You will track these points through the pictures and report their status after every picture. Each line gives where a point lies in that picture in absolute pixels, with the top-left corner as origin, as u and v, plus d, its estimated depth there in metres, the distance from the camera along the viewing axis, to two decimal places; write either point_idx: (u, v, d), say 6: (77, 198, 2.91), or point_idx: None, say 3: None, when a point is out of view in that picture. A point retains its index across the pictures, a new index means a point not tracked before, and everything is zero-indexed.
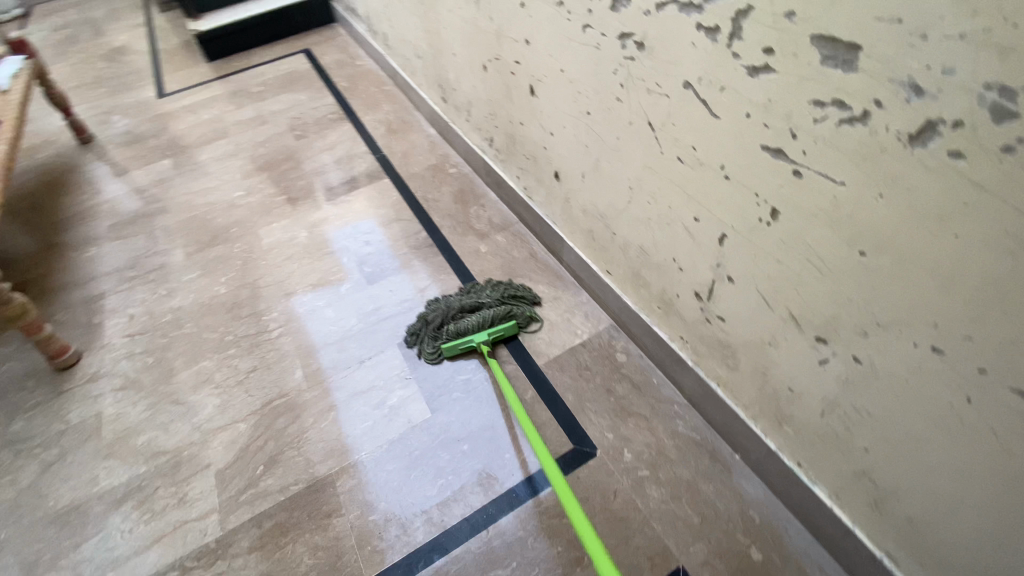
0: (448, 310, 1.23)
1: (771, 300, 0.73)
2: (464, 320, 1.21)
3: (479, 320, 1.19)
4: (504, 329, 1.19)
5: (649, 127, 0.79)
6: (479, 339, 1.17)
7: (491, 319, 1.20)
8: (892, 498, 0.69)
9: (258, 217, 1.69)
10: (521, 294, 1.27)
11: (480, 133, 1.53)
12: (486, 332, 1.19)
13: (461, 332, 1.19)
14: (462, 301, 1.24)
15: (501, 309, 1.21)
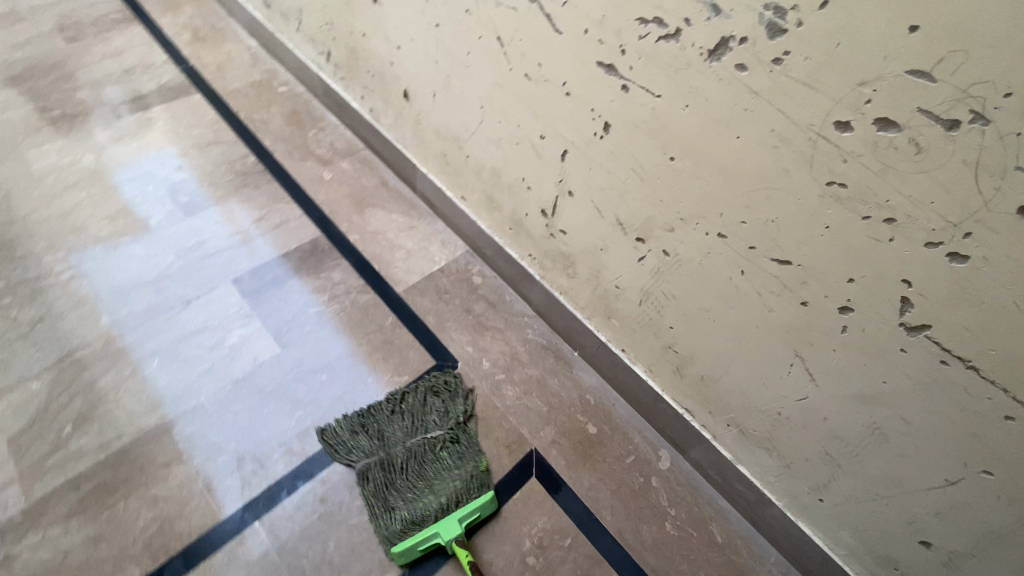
0: (396, 471, 0.91)
1: (602, 209, 0.83)
2: (425, 502, 0.88)
3: (444, 498, 0.88)
4: (480, 508, 0.88)
5: (497, 42, 0.82)
6: (451, 535, 0.84)
7: (460, 496, 0.89)
8: (690, 363, 0.88)
9: (20, 137, 1.33)
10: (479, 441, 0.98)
11: (314, 45, 1.39)
12: (457, 519, 0.86)
13: (421, 517, 0.86)
14: (414, 458, 0.93)
15: (471, 481, 0.91)
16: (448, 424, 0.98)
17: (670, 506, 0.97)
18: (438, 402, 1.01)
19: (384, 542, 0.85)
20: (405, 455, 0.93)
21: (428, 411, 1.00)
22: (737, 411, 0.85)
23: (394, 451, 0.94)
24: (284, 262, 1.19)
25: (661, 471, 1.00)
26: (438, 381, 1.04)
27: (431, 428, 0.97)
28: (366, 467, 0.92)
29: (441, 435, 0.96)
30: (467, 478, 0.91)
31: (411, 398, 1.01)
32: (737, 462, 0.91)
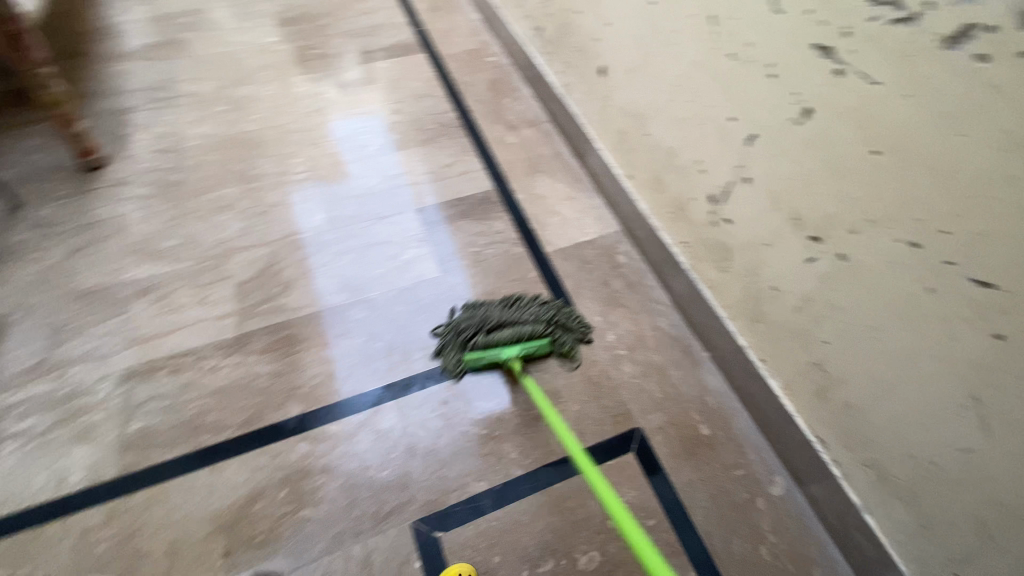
0: (483, 319, 1.07)
1: (779, 201, 0.80)
2: (498, 333, 1.05)
3: (513, 330, 1.05)
4: (537, 345, 1.05)
5: (710, 21, 0.83)
6: (509, 353, 1.03)
7: (526, 334, 1.05)
8: (836, 386, 0.81)
9: (291, 67, 1.68)
10: (573, 322, 1.10)
11: (529, 21, 1.52)
12: (517, 347, 1.04)
13: (490, 343, 1.04)
14: (502, 317, 1.07)
15: (539, 328, 1.06)
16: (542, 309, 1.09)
17: (770, 531, 0.91)
18: (542, 302, 1.11)
19: (458, 351, 1.05)
20: (497, 313, 1.08)
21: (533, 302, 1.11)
22: (879, 449, 0.77)
23: (489, 310, 1.09)
24: (457, 203, 1.35)
25: (769, 494, 0.94)
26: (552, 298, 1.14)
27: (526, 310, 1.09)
28: (463, 310, 1.10)
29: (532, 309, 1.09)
30: (538, 325, 1.06)
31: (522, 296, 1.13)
32: (863, 509, 0.82)
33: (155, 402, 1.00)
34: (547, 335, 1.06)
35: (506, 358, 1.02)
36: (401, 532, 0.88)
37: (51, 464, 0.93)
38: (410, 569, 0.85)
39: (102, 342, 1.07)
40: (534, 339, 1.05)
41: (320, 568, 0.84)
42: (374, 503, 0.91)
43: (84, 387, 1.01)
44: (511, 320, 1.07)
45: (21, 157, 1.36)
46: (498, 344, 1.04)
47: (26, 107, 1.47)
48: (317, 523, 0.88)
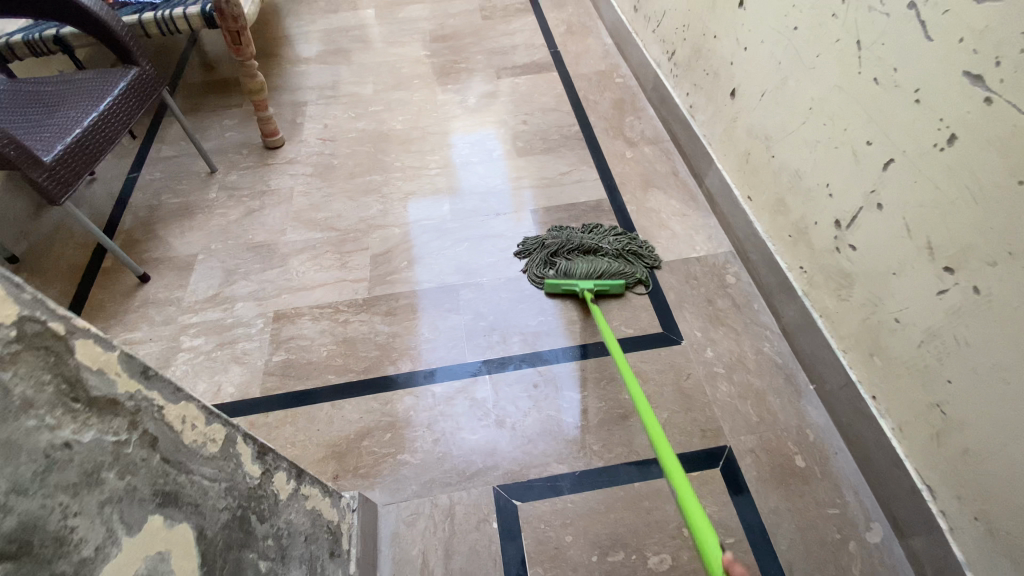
0: (567, 241, 1.28)
1: (913, 228, 0.78)
2: (577, 267, 1.22)
3: (589, 268, 1.21)
4: (611, 284, 1.19)
5: (855, 45, 0.84)
6: (584, 286, 1.18)
7: (601, 271, 1.21)
8: (958, 431, 0.75)
9: (437, 76, 1.88)
10: (644, 252, 1.27)
11: (662, 45, 1.58)
12: (593, 281, 1.20)
13: (569, 274, 1.22)
14: (583, 242, 1.27)
15: (613, 266, 1.22)
16: (618, 244, 1.28)
17: None
18: (618, 237, 1.30)
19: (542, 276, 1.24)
20: (579, 240, 1.28)
21: (610, 236, 1.30)
22: (994, 503, 0.71)
23: (573, 236, 1.29)
24: (571, 208, 1.42)
25: (867, 543, 0.87)
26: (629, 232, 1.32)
27: (604, 243, 1.27)
28: (551, 232, 1.33)
29: (609, 244, 1.27)
30: (612, 264, 1.23)
31: (601, 228, 1.32)
32: (968, 569, 0.76)
33: (297, 342, 1.18)
34: (621, 275, 1.21)
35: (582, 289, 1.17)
36: (483, 493, 0.95)
37: (212, 377, 1.13)
38: (487, 528, 0.92)
39: (262, 287, 1.28)
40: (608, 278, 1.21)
41: (408, 508, 0.94)
42: (462, 462, 0.99)
43: (244, 320, 1.22)
44: (590, 247, 1.27)
45: (222, 134, 1.67)
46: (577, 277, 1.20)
47: (229, 95, 1.80)
48: (411, 469, 0.99)
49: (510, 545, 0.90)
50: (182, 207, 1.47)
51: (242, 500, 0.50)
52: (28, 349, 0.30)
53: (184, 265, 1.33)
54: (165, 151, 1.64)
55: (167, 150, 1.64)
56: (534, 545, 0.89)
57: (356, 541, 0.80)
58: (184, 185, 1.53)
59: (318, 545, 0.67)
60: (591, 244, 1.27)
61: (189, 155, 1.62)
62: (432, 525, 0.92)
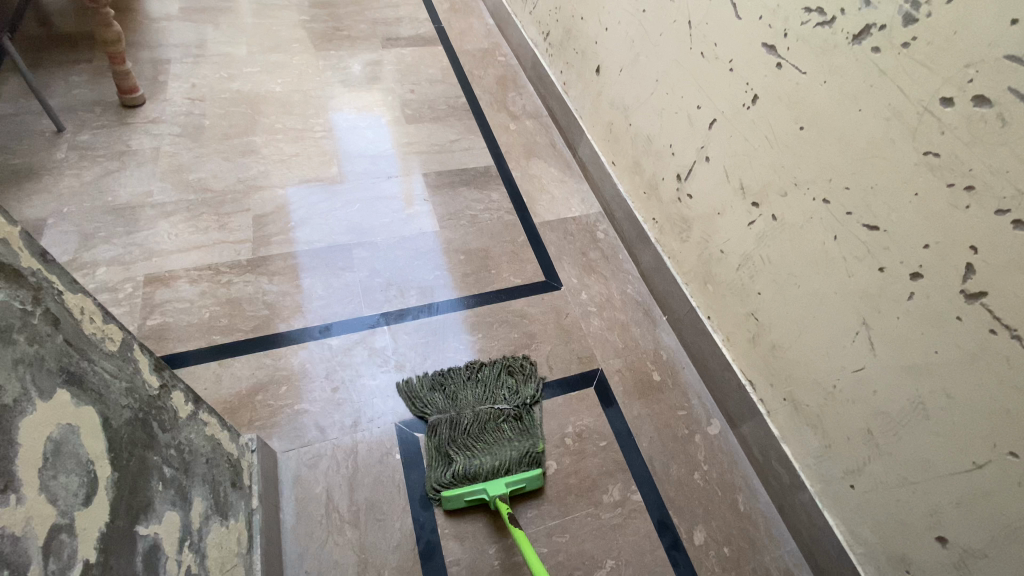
0: (457, 420, 1.00)
1: (730, 174, 0.97)
2: (479, 463, 0.95)
3: (494, 463, 0.94)
4: (526, 479, 0.94)
5: (688, 25, 1.02)
6: (495, 493, 0.90)
7: (512, 465, 0.95)
8: (766, 332, 0.97)
9: (318, 43, 1.84)
10: (528, 382, 1.08)
11: (538, 26, 1.71)
12: (503, 481, 0.92)
13: (472, 479, 0.93)
14: (477, 417, 1.01)
15: (526, 456, 0.96)
16: (515, 402, 1.04)
17: (704, 461, 1.04)
18: (510, 380, 1.08)
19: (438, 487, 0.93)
20: (472, 415, 1.01)
21: (501, 386, 1.07)
22: (796, 383, 0.92)
23: (463, 408, 1.03)
24: (460, 173, 1.50)
25: (707, 434, 1.08)
26: (520, 368, 1.10)
27: (500, 402, 1.04)
28: (432, 376, 1.07)
29: (507, 411, 1.02)
30: (525, 454, 0.96)
31: (489, 370, 1.09)
32: (782, 441, 0.97)
33: (174, 305, 1.12)
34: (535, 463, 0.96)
35: (493, 498, 0.89)
36: (385, 430, 1.01)
37: None
38: (390, 461, 0.97)
39: (129, 251, 1.18)
40: (521, 470, 0.95)
41: (309, 452, 0.96)
42: (363, 405, 1.03)
43: (111, 286, 1.12)
44: (485, 422, 1.00)
45: (66, 89, 1.49)
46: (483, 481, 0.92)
47: (73, 48, 1.60)
48: (311, 416, 1.01)
49: (414, 472, 0.96)
50: (20, 168, 1.30)
51: (144, 406, 0.51)
52: None
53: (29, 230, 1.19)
54: None
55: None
56: None
57: (258, 478, 0.81)
58: (21, 144, 1.35)
59: (219, 472, 0.68)
60: (486, 422, 1.00)
61: (25, 111, 1.42)
62: (336, 463, 0.96)
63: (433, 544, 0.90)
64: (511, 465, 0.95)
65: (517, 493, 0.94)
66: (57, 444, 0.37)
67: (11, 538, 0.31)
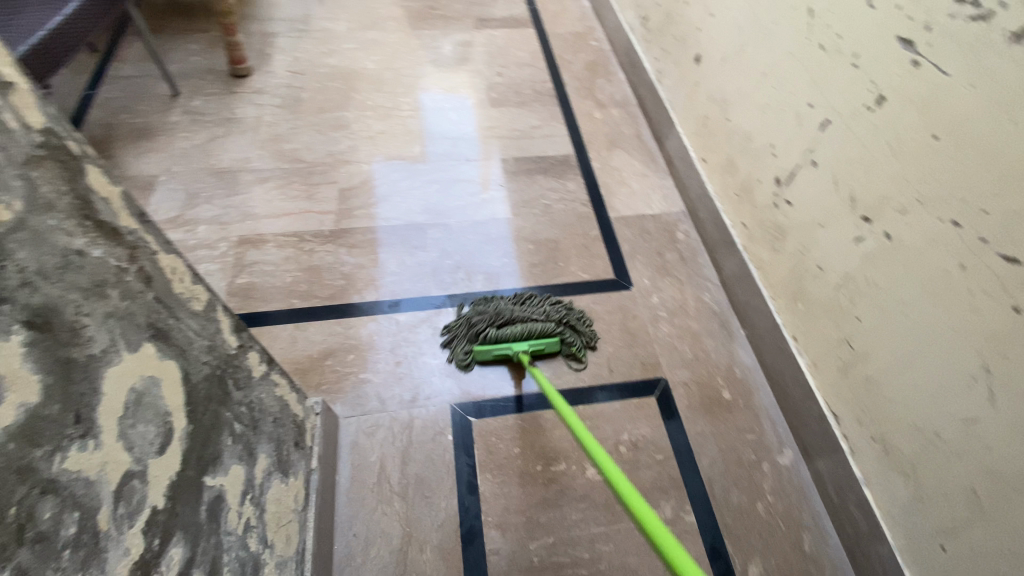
0: (495, 314, 1.08)
1: (840, 183, 0.88)
2: (508, 327, 1.07)
3: (523, 327, 1.06)
4: (547, 344, 1.06)
5: (807, 14, 0.92)
6: (517, 348, 1.04)
7: (536, 331, 1.06)
8: (860, 362, 0.87)
9: (413, 21, 1.86)
10: (582, 327, 1.10)
11: (637, 10, 1.63)
12: (526, 342, 1.05)
13: (500, 338, 1.06)
14: (514, 313, 1.08)
15: (550, 325, 1.07)
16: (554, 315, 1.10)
17: (769, 492, 0.96)
18: (553, 300, 1.13)
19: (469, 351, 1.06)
20: (509, 312, 1.08)
21: (541, 300, 1.13)
22: (890, 424, 0.82)
23: (501, 304, 1.10)
24: (539, 160, 1.47)
25: (776, 462, 1.00)
26: (573, 306, 1.13)
27: (538, 309, 1.10)
28: (473, 304, 1.12)
29: (543, 317, 1.08)
30: (548, 323, 1.07)
31: (536, 295, 1.14)
32: (865, 483, 0.88)
33: (260, 267, 1.19)
34: (557, 335, 1.07)
35: (515, 353, 1.03)
36: (440, 410, 1.02)
37: None
38: (442, 441, 0.98)
39: (226, 212, 1.27)
40: (543, 337, 1.06)
41: (368, 421, 1.00)
42: (421, 383, 1.05)
43: (208, 243, 1.22)
44: (521, 316, 1.08)
45: (185, 57, 1.61)
46: (508, 340, 1.05)
47: (194, 19, 1.73)
48: (373, 386, 1.04)
49: (464, 456, 0.97)
50: (142, 128, 1.43)
51: (222, 363, 0.54)
52: (49, 156, 0.32)
53: (144, 186, 1.31)
54: (123, 69, 1.56)
55: (126, 68, 1.57)
56: (485, 455, 0.97)
57: (319, 439, 0.85)
58: (144, 106, 1.48)
59: (285, 431, 0.71)
60: (522, 316, 1.08)
61: (150, 76, 1.55)
62: (391, 435, 0.98)
63: (476, 530, 0.90)
64: (537, 332, 1.07)
65: (538, 354, 1.07)
66: (139, 395, 0.39)
67: (86, 481, 0.33)
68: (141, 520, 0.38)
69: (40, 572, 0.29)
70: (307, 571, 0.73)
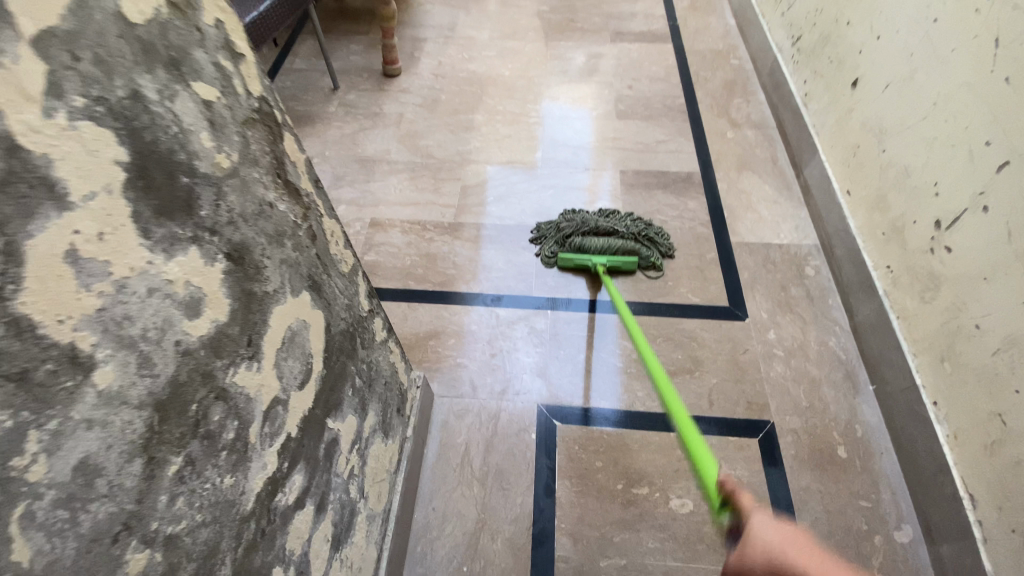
0: (583, 223, 1.25)
1: (1015, 234, 0.76)
2: (592, 241, 1.23)
3: (604, 242, 1.21)
4: (624, 261, 1.20)
5: (993, 43, 0.82)
6: (597, 261, 1.20)
7: (616, 248, 1.21)
8: (1012, 443, 0.74)
9: (552, 33, 1.92)
10: (660, 239, 1.25)
11: (789, 29, 1.53)
12: (606, 257, 1.21)
13: (584, 249, 1.22)
14: (599, 225, 1.25)
15: (629, 244, 1.21)
16: (634, 231, 1.25)
17: (880, 570, 0.85)
18: (633, 220, 1.28)
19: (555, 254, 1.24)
20: (594, 224, 1.25)
21: (624, 218, 1.29)
22: None
23: (588, 218, 1.27)
24: (660, 175, 1.44)
25: (894, 539, 0.88)
26: (651, 226, 1.28)
27: (621, 225, 1.26)
28: (564, 215, 1.30)
29: (624, 231, 1.24)
30: (627, 242, 1.22)
31: (618, 212, 1.30)
32: None
33: (385, 248, 1.30)
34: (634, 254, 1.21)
35: (595, 264, 1.18)
36: (527, 407, 1.04)
37: None
38: (526, 437, 1.00)
39: (363, 195, 1.41)
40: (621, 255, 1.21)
41: (459, 403, 1.04)
42: (513, 377, 1.08)
43: (345, 222, 1.35)
44: (605, 230, 1.24)
45: (348, 56, 1.81)
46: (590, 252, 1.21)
47: (358, 23, 1.93)
48: (468, 372, 1.08)
49: (544, 458, 0.98)
50: (305, 115, 1.62)
51: (355, 322, 0.59)
52: (261, 120, 0.39)
53: None
54: (297, 64, 1.79)
55: (300, 63, 1.79)
56: (565, 461, 0.97)
57: (416, 412, 0.90)
58: (310, 96, 1.68)
59: (391, 397, 0.77)
60: (606, 228, 1.24)
61: (318, 71, 1.76)
62: (479, 422, 1.02)
63: (547, 532, 0.90)
64: (617, 250, 1.22)
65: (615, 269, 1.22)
66: (293, 334, 0.45)
67: (246, 397, 0.39)
68: (277, 443, 0.43)
69: (205, 464, 0.34)
70: (390, 531, 0.78)
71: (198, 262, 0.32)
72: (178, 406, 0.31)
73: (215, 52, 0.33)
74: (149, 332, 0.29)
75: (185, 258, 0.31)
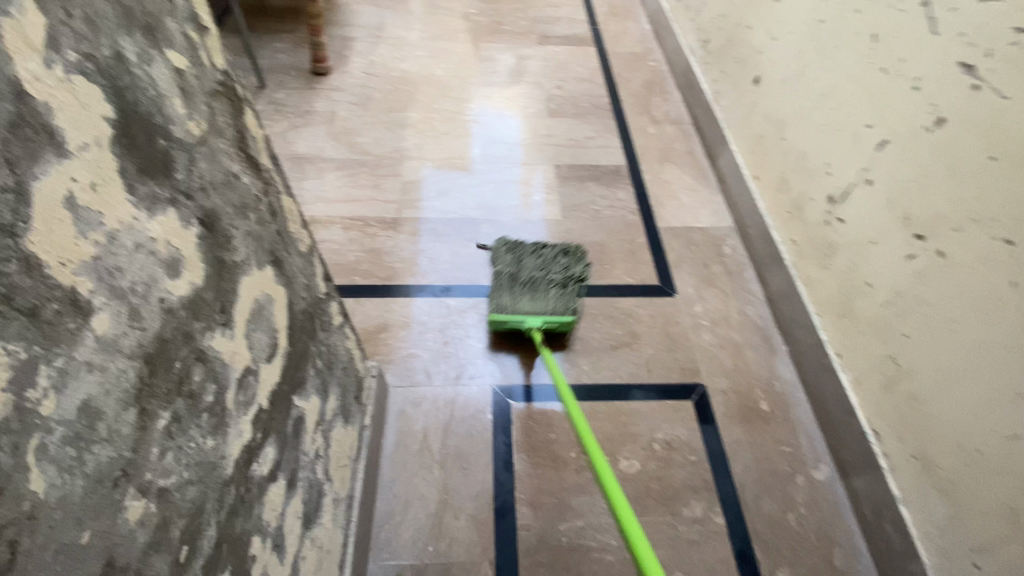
0: (515, 270, 1.14)
1: (895, 202, 0.90)
2: (523, 299, 1.09)
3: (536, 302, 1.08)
4: (560, 320, 1.07)
5: (870, 40, 0.97)
6: (531, 322, 1.05)
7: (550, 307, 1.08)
8: (905, 378, 0.87)
9: (481, 34, 1.97)
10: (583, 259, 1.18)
11: (698, 33, 1.68)
12: (541, 317, 1.07)
13: (516, 309, 1.08)
14: (532, 274, 1.13)
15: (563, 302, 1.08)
16: (566, 276, 1.13)
17: (802, 503, 0.97)
18: (565, 262, 1.16)
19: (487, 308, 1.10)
20: (527, 273, 1.13)
21: (555, 259, 1.17)
22: (931, 440, 0.83)
23: (521, 260, 1.16)
24: (592, 168, 1.53)
25: (811, 476, 1.00)
26: (580, 264, 1.16)
27: (553, 272, 1.14)
28: (500, 255, 1.18)
29: (558, 276, 1.13)
30: (561, 300, 1.09)
31: (549, 249, 1.19)
32: (900, 501, 0.88)
33: (326, 245, 1.28)
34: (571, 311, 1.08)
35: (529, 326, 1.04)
36: (482, 390, 1.07)
37: None
38: (482, 418, 1.03)
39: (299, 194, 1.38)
40: (557, 313, 1.08)
41: (414, 392, 1.06)
42: (465, 363, 1.10)
43: None
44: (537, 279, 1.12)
45: (272, 54, 1.76)
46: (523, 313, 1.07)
47: (282, 21, 1.88)
48: (421, 361, 1.10)
49: (501, 436, 1.01)
50: None
51: (314, 303, 0.60)
52: (224, 93, 0.40)
53: None
54: None
55: None
56: (521, 437, 1.01)
57: (373, 400, 0.91)
58: None
59: (349, 382, 0.78)
60: (540, 277, 1.12)
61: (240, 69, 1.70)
62: (435, 408, 1.04)
63: (509, 505, 0.94)
64: (551, 307, 1.08)
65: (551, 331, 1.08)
66: (260, 306, 0.46)
67: (222, 362, 0.40)
68: (251, 413, 0.44)
69: (190, 423, 0.35)
70: (355, 516, 0.78)
71: (176, 224, 0.33)
72: (164, 362, 0.32)
73: (184, 23, 0.35)
74: (137, 286, 0.30)
75: (164, 218, 0.32)
